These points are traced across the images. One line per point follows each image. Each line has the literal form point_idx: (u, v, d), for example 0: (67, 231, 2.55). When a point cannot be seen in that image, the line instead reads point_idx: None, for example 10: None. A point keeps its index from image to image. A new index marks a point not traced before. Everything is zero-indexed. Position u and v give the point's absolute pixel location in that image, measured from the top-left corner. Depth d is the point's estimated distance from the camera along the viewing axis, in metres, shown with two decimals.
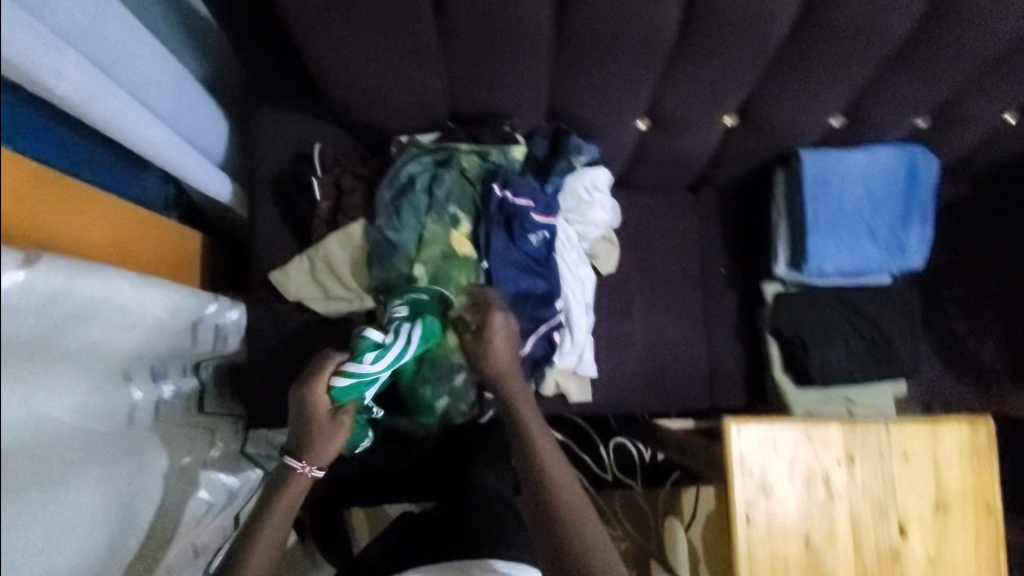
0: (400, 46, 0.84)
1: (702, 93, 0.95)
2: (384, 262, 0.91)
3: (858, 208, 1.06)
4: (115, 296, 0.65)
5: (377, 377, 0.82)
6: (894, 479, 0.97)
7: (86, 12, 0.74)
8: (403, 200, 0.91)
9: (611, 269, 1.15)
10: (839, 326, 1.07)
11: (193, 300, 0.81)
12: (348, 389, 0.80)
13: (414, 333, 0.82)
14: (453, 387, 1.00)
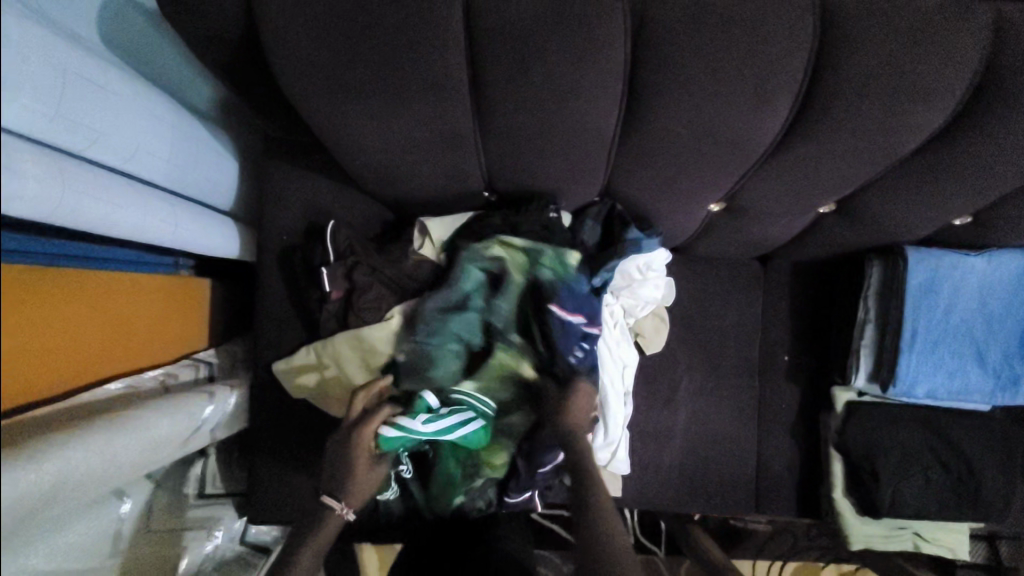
0: (430, 128, 0.70)
1: (795, 187, 0.77)
2: (421, 374, 0.79)
3: (968, 324, 0.87)
4: (75, 473, 0.56)
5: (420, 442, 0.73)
6: None
7: (70, 96, 0.63)
8: (451, 312, 0.79)
9: (657, 350, 0.97)
10: (918, 456, 0.92)
11: (181, 417, 0.73)
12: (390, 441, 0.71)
13: (467, 429, 0.74)
14: (472, 486, 0.87)
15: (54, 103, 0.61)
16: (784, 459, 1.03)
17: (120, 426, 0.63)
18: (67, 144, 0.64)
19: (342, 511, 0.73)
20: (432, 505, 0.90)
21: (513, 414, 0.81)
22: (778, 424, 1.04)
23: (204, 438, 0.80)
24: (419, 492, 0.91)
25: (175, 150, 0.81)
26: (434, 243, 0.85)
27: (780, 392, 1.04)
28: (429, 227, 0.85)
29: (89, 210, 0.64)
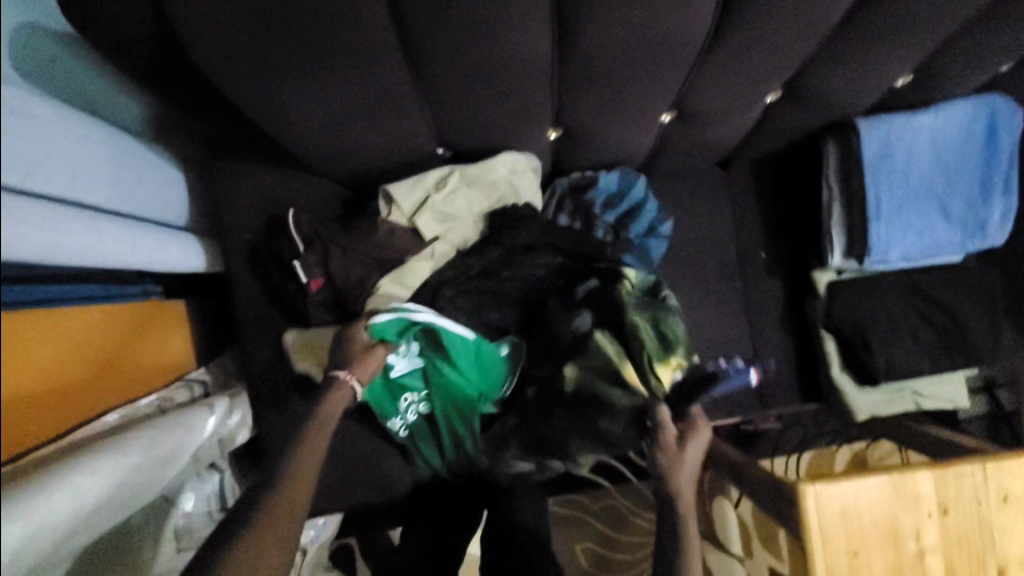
0: (368, 90, 0.68)
1: (739, 81, 0.77)
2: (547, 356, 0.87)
3: (929, 181, 0.89)
4: (85, 498, 0.56)
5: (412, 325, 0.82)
6: (992, 527, 0.73)
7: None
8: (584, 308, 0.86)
9: None
10: (903, 319, 0.95)
11: (182, 433, 0.73)
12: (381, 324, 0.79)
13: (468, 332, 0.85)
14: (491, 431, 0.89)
15: None
16: (780, 352, 1.06)
17: (125, 447, 0.63)
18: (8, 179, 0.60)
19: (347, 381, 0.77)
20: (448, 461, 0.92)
21: (609, 423, 0.86)
22: (768, 320, 1.06)
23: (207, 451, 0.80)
24: (434, 451, 0.92)
25: (113, 171, 0.78)
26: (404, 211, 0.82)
27: (764, 289, 1.06)
28: (393, 195, 0.81)
29: (36, 242, 0.62)
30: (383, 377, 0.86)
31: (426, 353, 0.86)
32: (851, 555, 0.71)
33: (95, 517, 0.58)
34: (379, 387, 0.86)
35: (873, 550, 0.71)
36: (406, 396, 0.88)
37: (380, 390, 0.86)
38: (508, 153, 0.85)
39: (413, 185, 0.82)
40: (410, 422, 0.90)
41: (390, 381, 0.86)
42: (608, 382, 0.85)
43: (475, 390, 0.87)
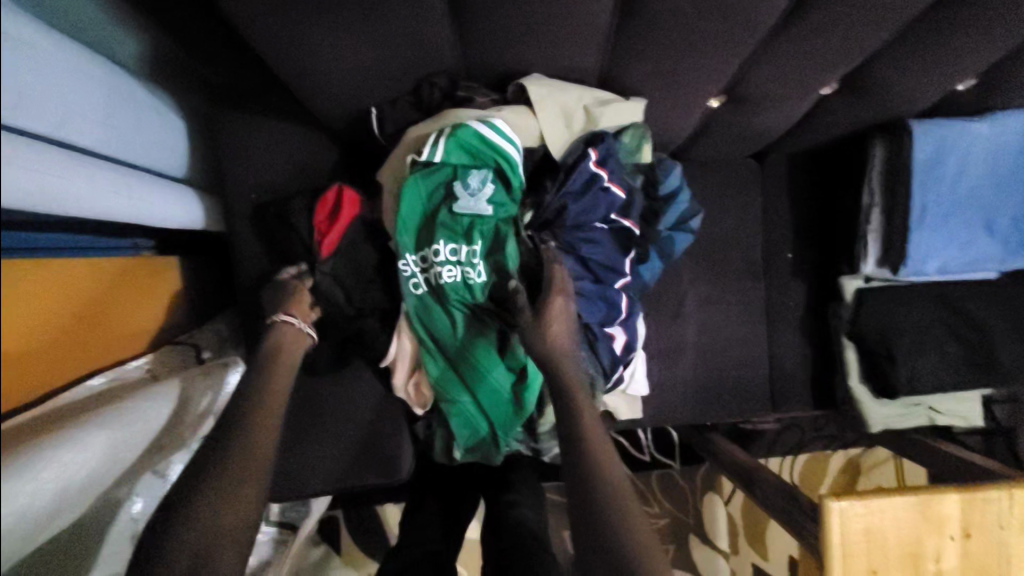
0: (402, 39, 0.62)
1: (799, 69, 0.72)
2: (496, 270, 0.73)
3: (976, 192, 0.85)
4: (70, 477, 0.51)
5: (454, 144, 0.68)
6: (1012, 553, 0.70)
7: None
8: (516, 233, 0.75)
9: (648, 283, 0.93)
10: (929, 332, 0.92)
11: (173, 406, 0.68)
12: (444, 141, 0.68)
13: (484, 184, 0.70)
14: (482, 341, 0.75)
15: None
16: (796, 354, 1.04)
17: (106, 421, 0.57)
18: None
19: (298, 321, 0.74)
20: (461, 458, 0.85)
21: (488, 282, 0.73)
22: (788, 322, 1.03)
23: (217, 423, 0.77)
24: (458, 449, 0.81)
25: (110, 110, 0.69)
26: (528, 105, 0.71)
27: (787, 290, 1.02)
28: (535, 90, 0.69)
29: (29, 182, 0.55)
30: (406, 225, 0.73)
31: (458, 187, 0.70)
32: (870, 572, 0.68)
33: (84, 495, 0.54)
34: (413, 212, 0.72)
35: (893, 569, 0.69)
36: (440, 240, 0.71)
37: (416, 223, 0.73)
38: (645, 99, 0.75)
39: (547, 90, 0.69)
40: (421, 291, 0.74)
41: (407, 225, 0.73)
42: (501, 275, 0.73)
43: (466, 225, 0.71)
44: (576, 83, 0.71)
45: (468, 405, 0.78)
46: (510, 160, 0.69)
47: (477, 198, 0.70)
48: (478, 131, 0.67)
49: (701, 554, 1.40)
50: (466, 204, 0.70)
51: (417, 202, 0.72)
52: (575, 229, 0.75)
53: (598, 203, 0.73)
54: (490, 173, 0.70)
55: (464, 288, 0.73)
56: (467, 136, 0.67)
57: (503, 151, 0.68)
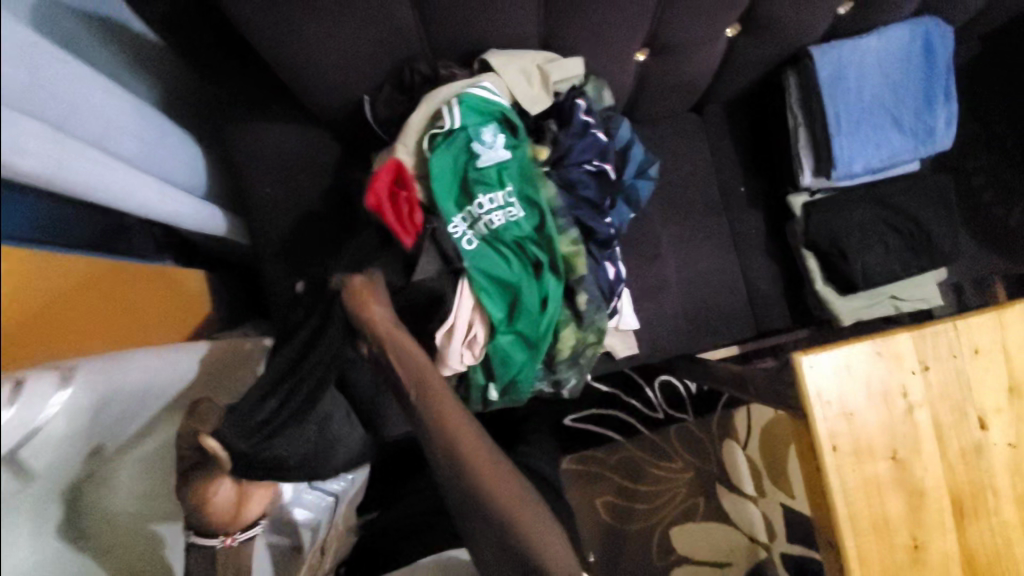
0: (375, 27, 0.78)
1: (702, 12, 0.87)
2: (535, 209, 0.87)
3: (879, 98, 0.99)
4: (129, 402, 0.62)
5: (467, 108, 0.83)
6: (968, 378, 0.80)
7: (27, 69, 0.62)
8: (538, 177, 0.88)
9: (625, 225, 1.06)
10: (873, 229, 1.04)
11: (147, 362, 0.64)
12: (457, 108, 0.82)
13: (500, 134, 0.85)
14: (533, 275, 0.87)
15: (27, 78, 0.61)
16: (767, 276, 1.14)
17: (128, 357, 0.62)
18: (51, 115, 0.65)
19: (223, 543, 0.68)
20: (494, 399, 0.95)
21: (528, 220, 0.87)
22: (754, 248, 1.14)
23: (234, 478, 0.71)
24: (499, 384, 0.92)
25: (142, 130, 0.80)
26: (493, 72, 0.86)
27: (746, 219, 1.15)
28: (496, 60, 0.85)
29: (88, 171, 0.66)
30: (444, 189, 0.84)
31: (481, 141, 0.84)
32: (847, 415, 0.78)
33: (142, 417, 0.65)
34: (446, 177, 0.84)
35: (868, 408, 0.78)
36: (481, 193, 0.84)
37: (450, 185, 0.85)
38: (581, 56, 0.90)
39: (506, 58, 0.85)
40: (472, 241, 0.84)
41: (446, 189, 0.84)
42: (539, 212, 0.87)
43: (497, 176, 0.85)
44: (530, 51, 0.87)
45: (505, 342, 0.88)
46: (509, 110, 0.86)
47: (495, 148, 0.84)
48: (479, 94, 0.83)
49: (729, 500, 1.46)
50: (490, 155, 0.84)
51: (446, 166, 0.84)
52: (580, 167, 0.91)
53: (592, 144, 0.91)
54: (499, 126, 0.85)
55: (512, 228, 0.85)
56: (473, 100, 0.83)
57: (500, 104, 0.85)
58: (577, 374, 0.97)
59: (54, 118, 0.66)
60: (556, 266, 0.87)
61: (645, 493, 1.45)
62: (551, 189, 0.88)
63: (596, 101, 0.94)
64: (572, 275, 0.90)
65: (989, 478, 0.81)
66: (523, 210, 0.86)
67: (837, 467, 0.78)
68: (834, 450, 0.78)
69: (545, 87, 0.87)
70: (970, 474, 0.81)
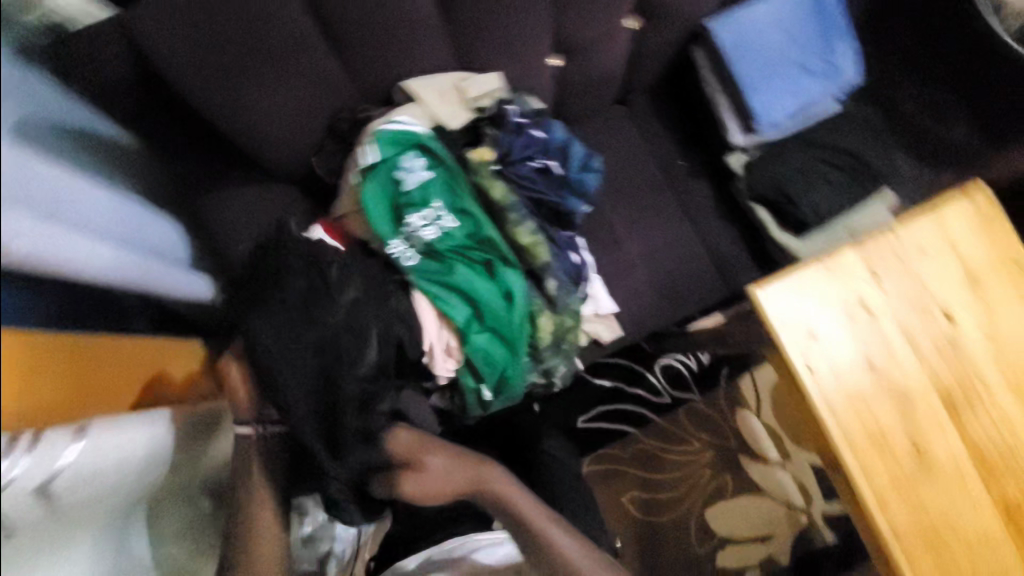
0: (307, 83, 0.87)
1: (596, 8, 0.96)
2: (471, 217, 0.94)
3: (783, 51, 1.06)
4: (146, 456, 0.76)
5: (383, 142, 0.86)
6: (924, 277, 0.82)
7: (29, 173, 0.64)
8: (482, 180, 0.95)
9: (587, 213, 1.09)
10: (812, 169, 1.08)
11: (85, 451, 0.64)
12: (372, 145, 0.86)
13: (420, 158, 0.90)
14: (483, 277, 0.93)
15: (29, 182, 0.64)
16: (725, 237, 1.19)
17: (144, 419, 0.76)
18: (49, 208, 0.70)
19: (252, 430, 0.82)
20: (491, 399, 0.98)
21: (467, 227, 0.94)
22: (706, 214, 1.19)
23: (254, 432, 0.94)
24: (488, 385, 0.96)
25: (121, 212, 0.86)
26: (415, 101, 0.91)
27: (693, 189, 1.20)
28: (416, 89, 0.90)
29: (70, 253, 0.72)
30: (382, 217, 0.89)
31: (404, 169, 0.88)
32: (814, 336, 0.81)
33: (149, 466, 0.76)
34: (380, 206, 0.89)
35: (832, 326, 0.81)
36: (411, 215, 0.89)
37: (386, 214, 0.89)
38: (500, 70, 0.98)
39: (425, 86, 0.91)
40: (414, 257, 0.90)
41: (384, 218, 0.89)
42: (482, 215, 0.95)
43: (424, 196, 0.90)
44: (446, 76, 0.93)
45: (480, 341, 0.93)
46: (424, 134, 0.89)
47: (417, 172, 0.89)
48: (393, 128, 0.87)
49: (755, 469, 1.45)
50: (414, 180, 0.89)
51: (378, 197, 0.88)
52: (524, 162, 0.99)
53: (530, 140, 0.98)
54: (417, 151, 0.90)
55: (449, 241, 0.92)
56: (387, 133, 0.87)
57: (416, 132, 0.88)
58: (563, 360, 1.03)
59: (48, 207, 0.70)
60: (507, 260, 0.95)
61: (669, 479, 1.45)
62: (498, 188, 0.95)
63: (523, 103, 1.00)
64: (537, 263, 0.97)
65: (976, 371, 0.82)
66: (461, 220, 0.93)
67: (820, 389, 0.80)
68: (812, 374, 0.81)
69: (462, 104, 0.94)
70: (956, 370, 0.82)
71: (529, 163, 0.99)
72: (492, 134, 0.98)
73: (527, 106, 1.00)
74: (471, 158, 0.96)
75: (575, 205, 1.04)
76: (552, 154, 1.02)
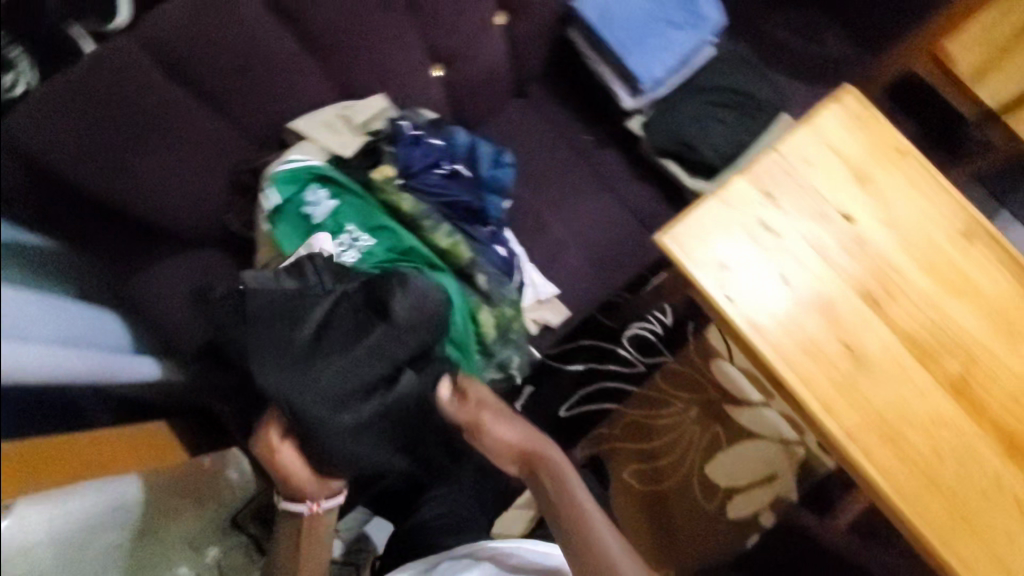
0: (200, 146, 0.90)
1: (456, 13, 1.01)
2: (388, 232, 0.95)
3: (647, 11, 1.11)
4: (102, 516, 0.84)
5: (282, 183, 0.89)
6: (815, 185, 0.84)
7: None
8: (392, 196, 0.98)
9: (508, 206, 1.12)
10: (705, 114, 1.13)
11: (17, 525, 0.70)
12: (271, 188, 0.88)
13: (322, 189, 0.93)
14: None
15: None
16: (646, 197, 1.22)
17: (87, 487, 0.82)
18: None
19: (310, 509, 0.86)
20: None
21: (387, 242, 0.95)
22: (624, 180, 1.23)
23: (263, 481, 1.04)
24: None
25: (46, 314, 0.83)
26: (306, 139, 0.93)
27: (606, 160, 1.24)
28: (303, 126, 0.92)
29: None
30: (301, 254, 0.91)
31: (310, 204, 0.92)
32: (724, 266, 0.82)
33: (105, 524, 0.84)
34: (295, 244, 0.91)
35: (738, 252, 0.82)
36: None
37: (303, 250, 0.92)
38: (382, 91, 1.02)
39: (311, 121, 0.93)
40: None
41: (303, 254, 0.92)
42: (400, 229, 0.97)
43: (335, 223, 0.93)
44: (331, 108, 0.96)
45: None
46: (319, 167, 0.92)
47: (323, 204, 0.92)
48: (288, 167, 0.89)
49: (744, 415, 1.47)
50: (321, 212, 0.92)
51: (292, 236, 0.91)
52: (430, 171, 1.02)
53: (430, 148, 1.02)
54: (318, 185, 0.93)
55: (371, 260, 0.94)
56: (284, 173, 0.89)
57: (311, 165, 0.91)
58: (517, 349, 1.04)
59: None
60: (433, 265, 0.97)
61: (661, 448, 1.46)
62: (408, 200, 0.98)
63: (415, 116, 1.03)
64: (462, 262, 1.00)
65: (892, 262, 0.81)
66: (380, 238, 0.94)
67: (743, 315, 0.81)
68: (731, 302, 0.81)
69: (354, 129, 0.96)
70: (873, 267, 0.81)
71: (435, 170, 1.03)
72: (393, 150, 0.99)
73: (420, 119, 1.04)
74: (376, 177, 0.98)
75: (493, 202, 1.08)
76: (457, 158, 1.06)
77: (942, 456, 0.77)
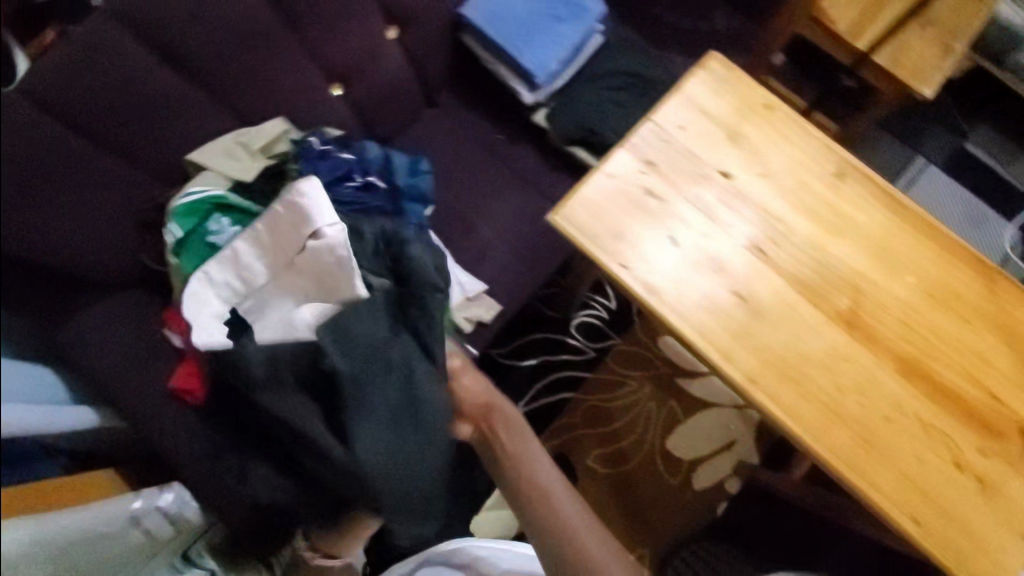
0: (106, 191, 0.91)
1: (347, 33, 1.06)
2: None
3: (533, 10, 1.16)
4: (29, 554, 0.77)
5: (184, 216, 0.92)
6: (692, 148, 0.88)
7: None
8: None
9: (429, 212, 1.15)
10: (603, 99, 1.17)
11: None
12: (172, 224, 0.91)
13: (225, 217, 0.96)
14: None
15: None
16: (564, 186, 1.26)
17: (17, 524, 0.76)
18: None
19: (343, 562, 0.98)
20: None
21: None
22: (540, 173, 1.27)
23: (208, 518, 0.98)
24: None
25: None
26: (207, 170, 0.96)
27: (521, 156, 1.28)
28: (201, 158, 0.95)
29: None
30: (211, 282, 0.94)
31: (215, 232, 0.95)
32: (616, 235, 0.85)
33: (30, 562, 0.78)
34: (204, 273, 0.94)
35: (627, 221, 0.85)
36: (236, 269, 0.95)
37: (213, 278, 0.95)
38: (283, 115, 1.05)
39: (211, 152, 0.96)
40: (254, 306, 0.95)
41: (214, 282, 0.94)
42: None
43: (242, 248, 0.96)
44: (232, 137, 1.00)
45: None
46: (219, 195, 0.95)
47: (227, 231, 0.96)
48: (186, 201, 0.92)
49: (700, 387, 1.49)
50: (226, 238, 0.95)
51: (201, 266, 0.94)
52: (340, 184, 1.04)
53: (336, 162, 1.04)
54: (221, 214, 0.96)
55: None
56: (183, 207, 0.92)
57: (211, 195, 0.94)
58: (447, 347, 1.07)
59: None
60: None
61: (623, 429, 1.48)
62: None
63: (318, 135, 1.06)
64: None
65: (771, 211, 0.86)
66: None
67: (639, 280, 0.83)
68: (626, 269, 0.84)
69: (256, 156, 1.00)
70: (755, 218, 0.85)
71: (346, 183, 1.05)
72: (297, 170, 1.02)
73: (325, 137, 1.06)
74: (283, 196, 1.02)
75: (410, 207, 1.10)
76: (367, 169, 1.08)
77: (844, 390, 0.80)
